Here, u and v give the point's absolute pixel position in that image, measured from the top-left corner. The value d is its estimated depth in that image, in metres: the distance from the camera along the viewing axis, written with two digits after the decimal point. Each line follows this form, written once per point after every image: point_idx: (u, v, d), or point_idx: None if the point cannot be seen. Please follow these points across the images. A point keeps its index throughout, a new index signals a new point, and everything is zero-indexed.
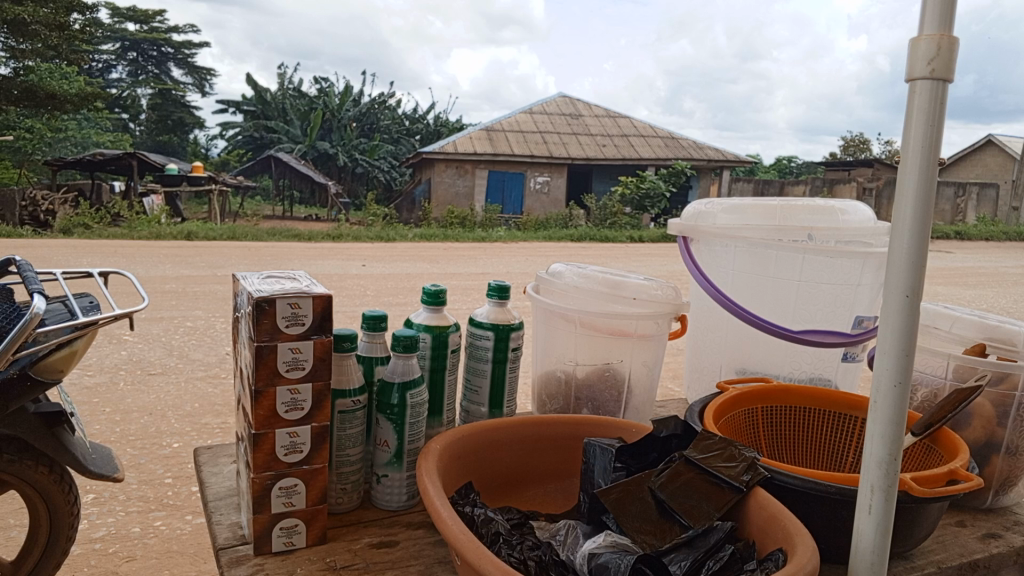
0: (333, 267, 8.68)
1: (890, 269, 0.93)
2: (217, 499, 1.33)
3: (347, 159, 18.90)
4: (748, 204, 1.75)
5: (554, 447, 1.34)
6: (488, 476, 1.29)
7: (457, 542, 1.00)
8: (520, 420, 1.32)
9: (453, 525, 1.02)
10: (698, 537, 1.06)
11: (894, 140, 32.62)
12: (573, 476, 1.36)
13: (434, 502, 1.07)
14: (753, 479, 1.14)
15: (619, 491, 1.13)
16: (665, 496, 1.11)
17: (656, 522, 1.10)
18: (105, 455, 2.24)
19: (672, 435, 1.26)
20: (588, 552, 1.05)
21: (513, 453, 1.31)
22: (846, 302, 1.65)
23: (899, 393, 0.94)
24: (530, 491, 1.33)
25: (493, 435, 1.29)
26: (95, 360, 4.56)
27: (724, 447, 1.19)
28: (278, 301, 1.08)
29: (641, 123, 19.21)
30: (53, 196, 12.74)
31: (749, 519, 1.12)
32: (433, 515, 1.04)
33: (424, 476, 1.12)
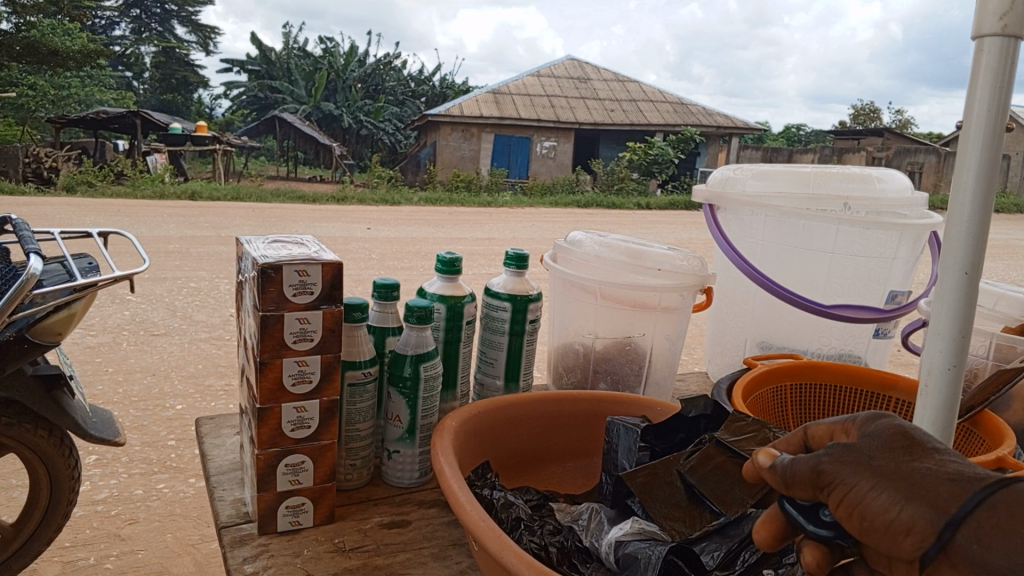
0: (338, 229, 8.59)
1: (945, 246, 0.84)
2: (219, 474, 1.27)
3: (352, 121, 18.54)
4: (778, 170, 1.65)
5: (574, 424, 1.28)
6: (504, 453, 1.23)
7: (475, 527, 0.93)
8: (539, 395, 1.25)
9: (473, 511, 0.95)
10: (729, 524, 1.00)
11: (905, 111, 32.18)
12: (594, 455, 1.29)
13: (450, 482, 1.00)
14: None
15: (645, 474, 1.07)
16: (694, 480, 1.05)
17: (684, 508, 1.04)
18: (105, 418, 2.18)
19: (700, 415, 1.18)
20: (612, 541, 0.99)
21: (530, 429, 1.25)
22: (880, 277, 1.59)
23: (952, 375, 0.85)
24: (546, 469, 1.27)
25: (511, 412, 1.23)
26: (97, 319, 4.52)
27: (759, 430, 1.12)
28: (285, 268, 1.00)
29: (651, 88, 18.95)
30: (55, 153, 12.61)
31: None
32: (451, 498, 0.98)
33: (439, 454, 1.06)
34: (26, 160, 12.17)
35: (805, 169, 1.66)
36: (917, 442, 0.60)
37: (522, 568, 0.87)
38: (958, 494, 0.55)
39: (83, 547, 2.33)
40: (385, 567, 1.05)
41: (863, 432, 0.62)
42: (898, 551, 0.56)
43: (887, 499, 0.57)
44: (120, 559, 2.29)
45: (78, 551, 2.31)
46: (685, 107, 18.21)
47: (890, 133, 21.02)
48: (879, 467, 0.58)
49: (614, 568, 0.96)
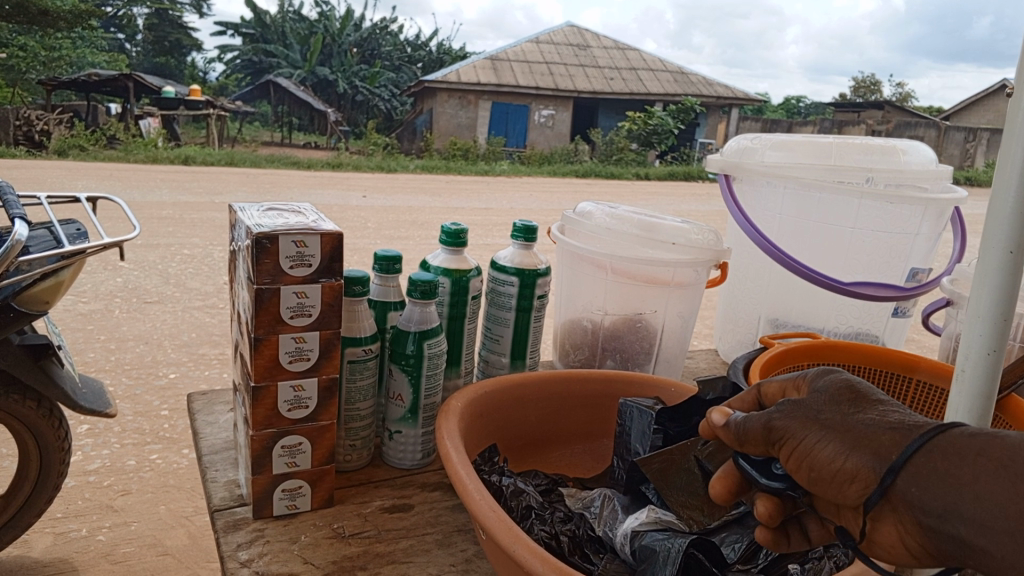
0: (334, 197, 8.47)
1: (990, 216, 0.74)
2: (212, 453, 1.22)
3: (347, 87, 18.23)
4: (796, 140, 1.58)
5: (584, 404, 1.22)
6: (511, 435, 1.18)
7: (482, 515, 0.87)
8: (547, 375, 1.20)
9: (482, 500, 0.89)
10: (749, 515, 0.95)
11: (905, 84, 31.87)
12: (605, 436, 1.25)
13: (456, 468, 0.94)
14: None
15: (660, 459, 0.98)
16: (713, 466, 0.97)
17: (701, 496, 0.97)
18: (95, 389, 2.12)
19: (718, 397, 1.10)
20: (627, 532, 0.94)
21: (539, 408, 1.20)
22: (902, 254, 1.53)
23: (991, 361, 0.74)
24: (554, 451, 1.23)
25: (519, 391, 1.17)
26: (90, 286, 4.44)
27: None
28: (282, 237, 0.93)
29: (651, 57, 18.70)
30: (46, 115, 12.39)
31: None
32: (455, 482, 0.92)
33: (443, 437, 0.99)
34: (15, 122, 11.95)
35: (825, 138, 1.59)
36: (859, 395, 0.68)
37: (535, 566, 0.80)
38: (898, 441, 0.61)
39: (76, 519, 2.29)
40: (387, 554, 1.00)
41: (813, 390, 0.72)
42: (841, 497, 0.63)
43: (833, 449, 0.64)
44: (112, 531, 2.24)
45: (71, 522, 2.27)
46: (685, 77, 18.01)
47: (891, 106, 20.83)
48: (825, 420, 0.66)
49: (629, 561, 0.91)
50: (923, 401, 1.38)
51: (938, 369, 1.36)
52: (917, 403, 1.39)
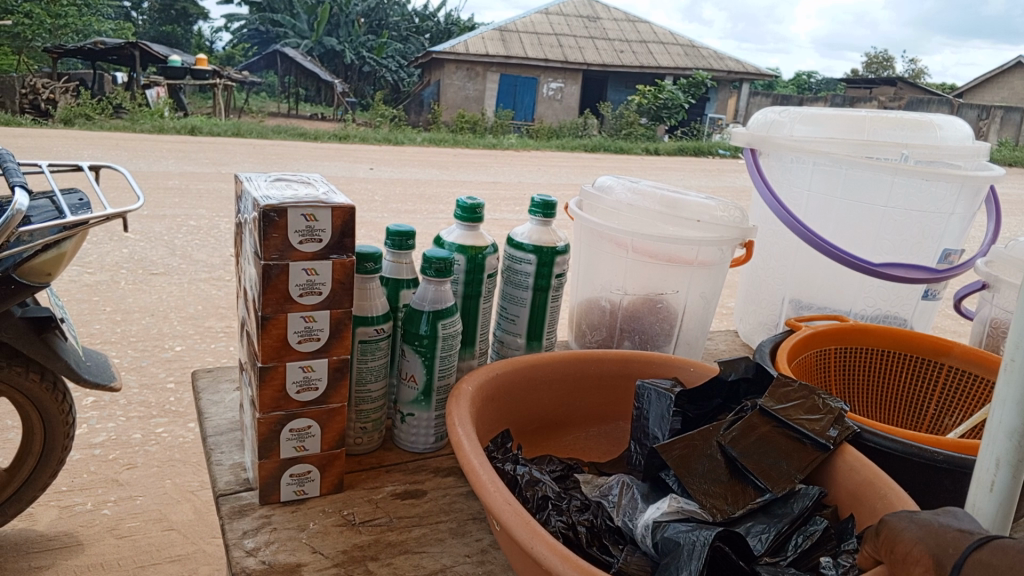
0: (340, 169, 8.39)
1: None
2: (217, 434, 1.18)
3: (354, 57, 17.89)
4: (828, 115, 1.52)
5: (601, 388, 1.19)
6: (525, 421, 1.14)
7: (495, 507, 0.82)
8: (561, 355, 1.16)
9: (496, 489, 0.83)
10: (776, 500, 0.91)
11: (918, 61, 31.34)
12: (621, 421, 1.21)
13: (468, 455, 0.88)
14: (841, 436, 0.97)
15: (682, 444, 0.96)
16: (737, 453, 0.95)
17: (725, 483, 0.93)
18: (99, 361, 2.07)
19: (742, 379, 1.10)
20: (648, 523, 0.88)
21: (550, 392, 1.16)
22: (935, 234, 1.47)
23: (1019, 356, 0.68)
24: (568, 434, 1.19)
25: (532, 373, 1.13)
26: (96, 256, 4.41)
27: (807, 396, 1.03)
28: (290, 210, 0.87)
29: (662, 30, 18.44)
30: (52, 83, 12.25)
31: (838, 482, 0.94)
32: (471, 476, 0.86)
33: (456, 424, 0.94)
34: (22, 91, 11.85)
35: (857, 113, 1.53)
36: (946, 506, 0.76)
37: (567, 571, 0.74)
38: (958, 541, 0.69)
39: (81, 492, 2.26)
40: (399, 543, 0.96)
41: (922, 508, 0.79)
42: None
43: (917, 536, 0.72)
44: (118, 505, 2.22)
45: (76, 495, 2.24)
46: (696, 51, 17.80)
47: (904, 83, 20.46)
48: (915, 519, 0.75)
49: (650, 554, 0.86)
50: (957, 386, 1.32)
51: (972, 354, 1.31)
52: (949, 389, 1.33)
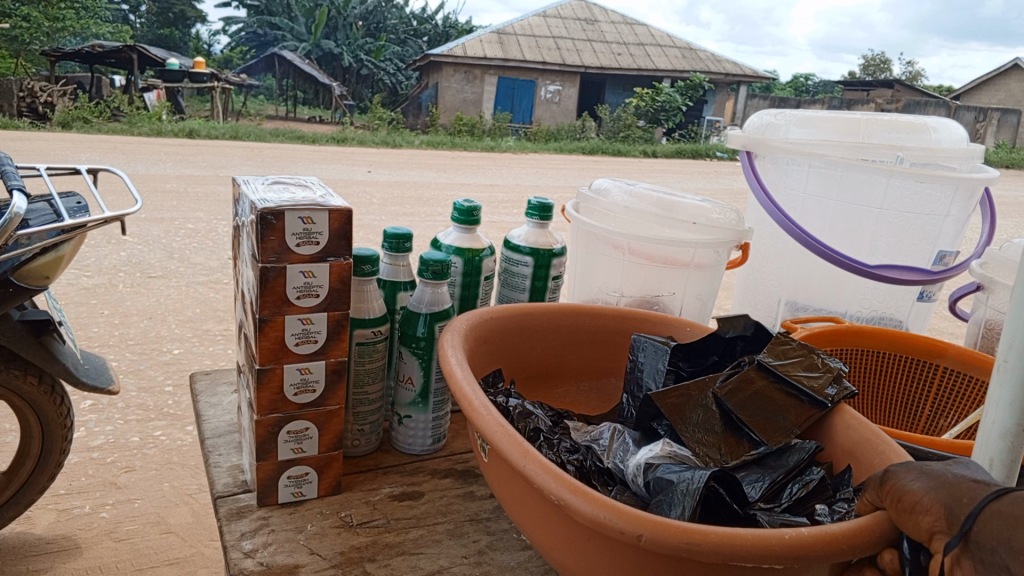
0: (338, 172, 8.38)
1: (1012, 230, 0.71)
2: (215, 436, 1.18)
3: (352, 60, 17.88)
4: (823, 117, 1.53)
5: (593, 339, 1.21)
6: (516, 364, 1.15)
7: (490, 434, 0.81)
8: (556, 306, 1.18)
9: (488, 416, 0.82)
10: (771, 455, 0.92)
11: (914, 62, 31.40)
12: (613, 375, 1.22)
13: (462, 387, 0.87)
14: (840, 394, 0.97)
15: (677, 394, 0.99)
16: (733, 405, 0.97)
17: (718, 435, 0.96)
18: (97, 365, 2.07)
19: (738, 337, 1.11)
20: (640, 464, 0.90)
21: (543, 343, 1.18)
22: (930, 236, 1.48)
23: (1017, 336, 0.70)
24: (561, 385, 1.21)
25: (526, 320, 1.16)
26: (93, 260, 4.40)
27: (806, 354, 1.03)
28: (288, 213, 0.88)
29: (659, 32, 18.48)
30: (50, 86, 12.25)
31: (835, 437, 0.94)
32: (467, 409, 0.85)
33: (447, 349, 0.96)
34: (19, 94, 11.84)
35: (852, 115, 1.53)
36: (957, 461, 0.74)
37: (543, 478, 0.74)
38: (974, 495, 0.68)
39: (79, 495, 2.26)
40: (396, 545, 0.96)
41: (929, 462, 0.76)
42: (918, 529, 0.69)
43: (924, 487, 0.71)
44: (116, 508, 2.22)
45: (74, 498, 2.25)
46: (694, 53, 17.83)
47: (901, 85, 20.46)
48: (927, 470, 0.73)
49: (641, 494, 0.87)
50: (953, 387, 1.33)
51: (970, 357, 1.31)
52: (946, 390, 1.34)
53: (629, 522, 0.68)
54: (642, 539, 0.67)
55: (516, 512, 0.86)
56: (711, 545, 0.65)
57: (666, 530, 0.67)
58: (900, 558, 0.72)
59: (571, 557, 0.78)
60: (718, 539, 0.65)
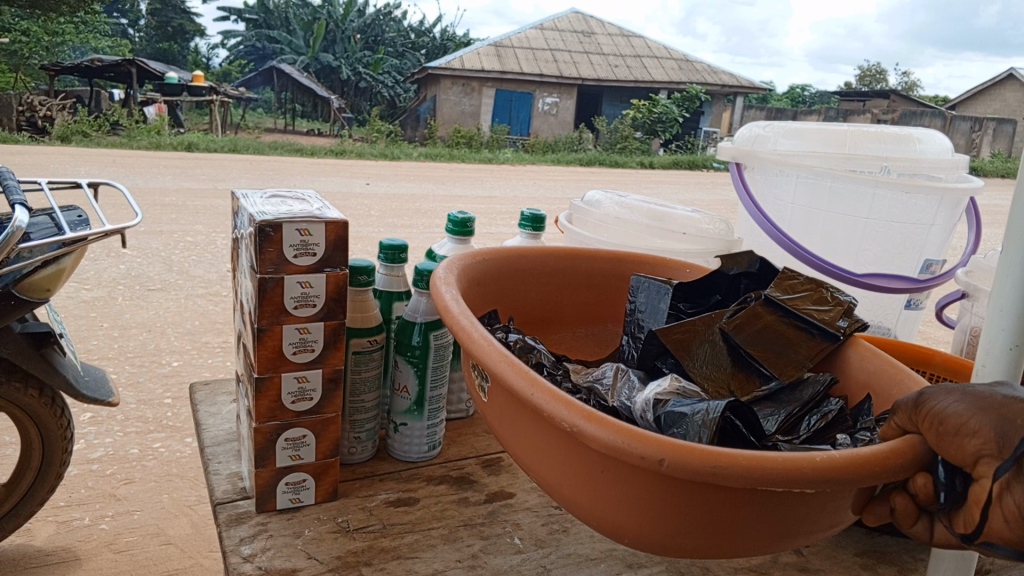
0: (337, 184, 8.42)
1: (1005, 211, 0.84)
2: (214, 445, 1.20)
3: (350, 73, 17.98)
4: (810, 129, 1.56)
5: (589, 282, 1.18)
6: (511, 306, 1.12)
7: (490, 363, 0.74)
8: (550, 249, 1.16)
9: (489, 345, 0.76)
10: (782, 390, 0.91)
11: (910, 73, 31.57)
12: (612, 320, 1.20)
13: (462, 320, 0.81)
14: (851, 327, 0.97)
15: (682, 329, 0.97)
16: (741, 339, 0.96)
17: (727, 371, 0.95)
18: (97, 376, 2.09)
19: (743, 274, 1.09)
20: (649, 398, 0.84)
21: (539, 287, 1.15)
22: (916, 245, 1.51)
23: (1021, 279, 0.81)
24: (558, 331, 1.18)
25: (520, 264, 1.13)
26: (93, 273, 4.43)
27: (814, 287, 1.00)
28: (285, 225, 0.90)
29: (655, 44, 18.61)
30: (50, 100, 12.32)
31: (849, 372, 0.94)
32: (466, 337, 0.78)
33: (440, 283, 0.89)
34: (19, 108, 11.91)
35: (839, 126, 1.56)
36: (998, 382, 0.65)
37: (545, 398, 0.67)
38: None
39: (79, 507, 2.28)
40: (392, 549, 0.98)
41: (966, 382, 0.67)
42: (962, 454, 0.61)
43: (960, 408, 0.62)
44: (116, 519, 2.23)
45: (74, 510, 2.26)
46: (690, 65, 17.96)
47: (896, 96, 20.56)
48: (976, 391, 0.63)
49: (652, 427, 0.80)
50: None
51: (955, 362, 1.34)
52: None
53: (649, 446, 0.61)
54: (664, 464, 0.60)
55: (519, 452, 0.78)
56: (740, 468, 0.58)
57: (690, 454, 0.59)
58: (935, 482, 0.64)
59: (582, 496, 0.70)
60: (747, 461, 0.58)
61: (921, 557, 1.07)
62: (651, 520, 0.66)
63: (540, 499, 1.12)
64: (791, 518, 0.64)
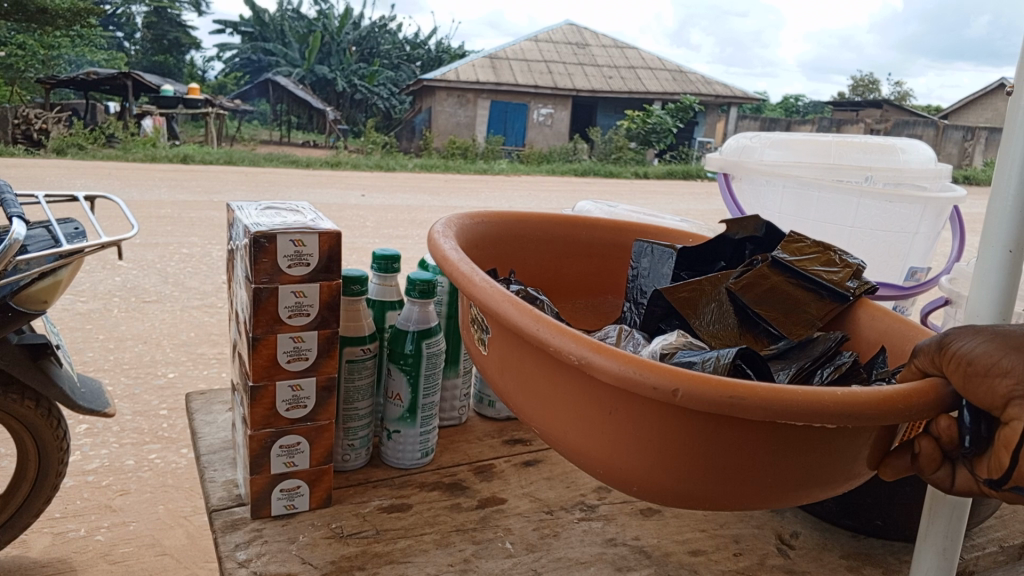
0: (332, 196, 8.44)
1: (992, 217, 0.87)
2: (210, 453, 1.22)
3: (346, 85, 18.04)
4: (796, 141, 1.60)
5: (590, 255, 1.16)
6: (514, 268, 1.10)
7: (491, 303, 0.71)
8: (550, 216, 1.14)
9: (489, 287, 0.73)
10: (792, 350, 0.84)
11: (903, 82, 31.75)
12: (612, 293, 1.17)
13: (460, 267, 0.78)
14: (861, 289, 0.93)
15: (688, 289, 0.93)
16: (748, 300, 0.91)
17: (734, 331, 0.90)
18: (93, 388, 2.10)
19: (748, 240, 1.05)
20: (655, 352, 0.82)
21: (538, 256, 1.13)
22: (901, 252, 1.51)
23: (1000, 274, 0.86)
24: (559, 301, 1.15)
25: (520, 230, 1.11)
26: (88, 285, 4.44)
27: (822, 252, 0.96)
28: (280, 236, 0.93)
29: (649, 55, 18.71)
30: (45, 113, 12.34)
31: (859, 333, 0.90)
32: (464, 282, 0.76)
33: (438, 237, 0.87)
34: (14, 121, 11.93)
35: (825, 138, 1.60)
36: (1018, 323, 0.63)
37: (551, 335, 0.65)
38: None
39: (74, 519, 2.28)
40: (385, 554, 1.00)
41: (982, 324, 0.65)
42: (990, 396, 0.59)
43: (986, 347, 0.60)
44: (111, 531, 2.24)
45: (69, 522, 2.26)
46: (684, 76, 18.05)
47: (889, 105, 20.68)
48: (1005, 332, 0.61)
49: None
50: None
51: None
52: None
53: (662, 376, 0.58)
54: (679, 395, 0.58)
55: (518, 399, 0.76)
56: (758, 399, 0.56)
57: (707, 384, 0.57)
58: (960, 427, 0.64)
59: (586, 436, 0.68)
60: (765, 393, 0.56)
61: (907, 559, 1.09)
62: (659, 458, 0.64)
63: (531, 504, 1.14)
64: (801, 465, 0.63)
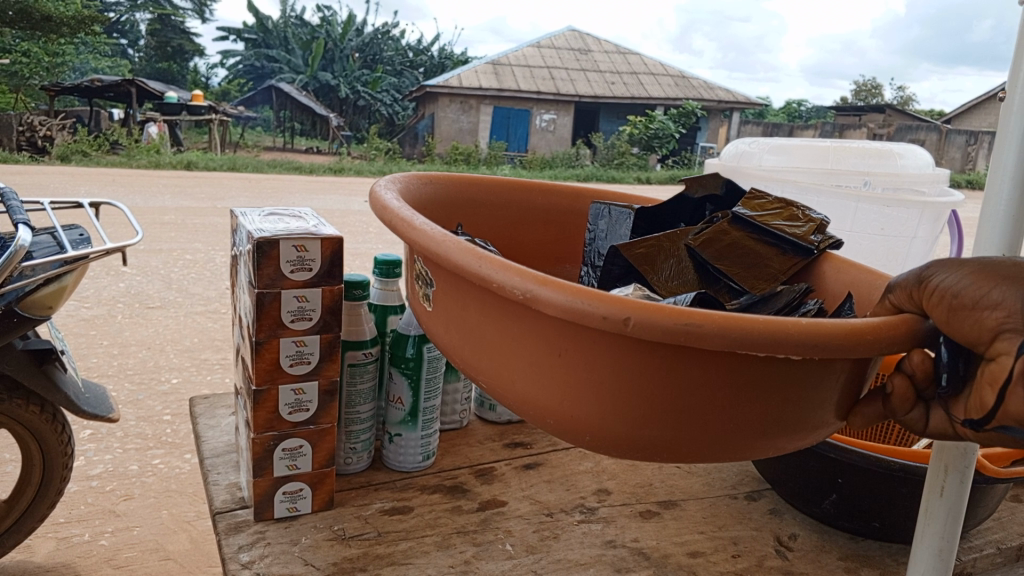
0: (335, 202, 8.47)
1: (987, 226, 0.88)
2: (214, 457, 1.23)
3: (349, 91, 18.09)
4: (795, 144, 1.62)
5: (546, 221, 1.12)
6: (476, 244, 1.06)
7: (431, 243, 0.65)
8: (501, 181, 1.08)
9: (429, 231, 0.68)
10: (757, 304, 0.78)
11: (906, 86, 31.70)
12: (569, 262, 1.14)
13: (398, 214, 0.73)
14: (825, 242, 0.90)
15: (647, 245, 0.89)
16: (708, 256, 0.87)
17: (694, 286, 0.87)
18: (98, 393, 2.11)
19: (706, 200, 1.03)
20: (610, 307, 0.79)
21: (491, 222, 1.07)
22: (900, 256, 1.51)
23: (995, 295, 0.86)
24: None
25: (465, 194, 1.03)
26: (92, 291, 4.46)
27: (786, 207, 0.95)
28: (282, 242, 0.94)
29: (653, 61, 18.73)
30: (49, 120, 12.37)
31: (824, 284, 0.87)
32: (402, 228, 0.70)
33: (380, 190, 0.82)
34: (20, 128, 11.97)
35: (823, 143, 1.63)
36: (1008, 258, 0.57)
37: (492, 267, 0.59)
38: None
39: (79, 524, 2.29)
40: (386, 555, 1.01)
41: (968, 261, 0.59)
42: (978, 330, 0.52)
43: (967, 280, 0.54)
44: (115, 536, 2.25)
45: (73, 527, 2.28)
46: (687, 81, 18.09)
47: (892, 110, 20.67)
48: (992, 263, 0.55)
49: None
50: None
51: None
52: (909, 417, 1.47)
53: (611, 304, 0.54)
54: (629, 323, 0.54)
55: (465, 352, 0.71)
56: (714, 326, 0.52)
57: (661, 313, 0.53)
58: (936, 363, 0.57)
59: (535, 384, 0.64)
60: (720, 321, 0.52)
61: (904, 560, 1.10)
62: (615, 403, 0.60)
63: (532, 506, 1.15)
64: (769, 417, 0.60)
